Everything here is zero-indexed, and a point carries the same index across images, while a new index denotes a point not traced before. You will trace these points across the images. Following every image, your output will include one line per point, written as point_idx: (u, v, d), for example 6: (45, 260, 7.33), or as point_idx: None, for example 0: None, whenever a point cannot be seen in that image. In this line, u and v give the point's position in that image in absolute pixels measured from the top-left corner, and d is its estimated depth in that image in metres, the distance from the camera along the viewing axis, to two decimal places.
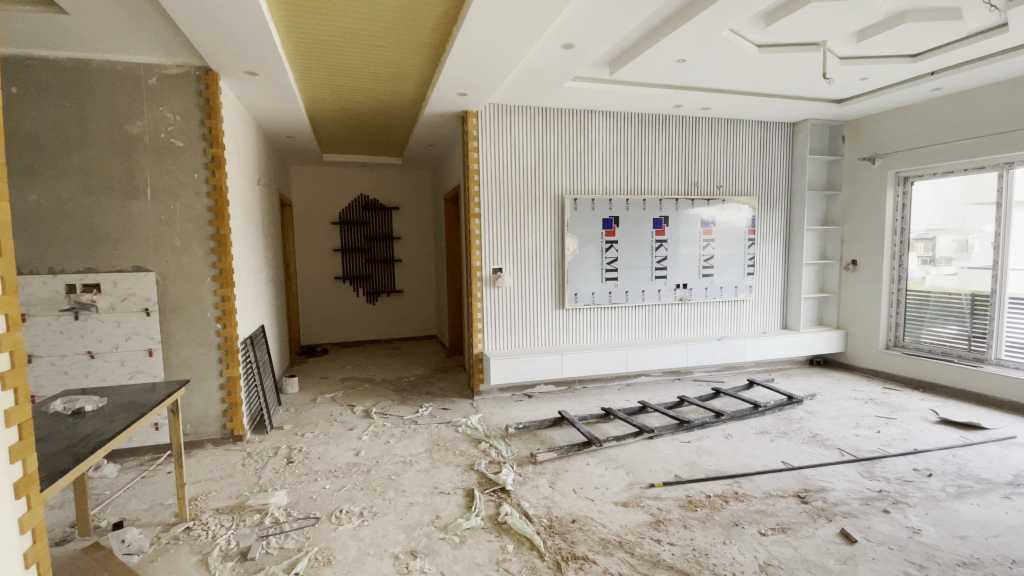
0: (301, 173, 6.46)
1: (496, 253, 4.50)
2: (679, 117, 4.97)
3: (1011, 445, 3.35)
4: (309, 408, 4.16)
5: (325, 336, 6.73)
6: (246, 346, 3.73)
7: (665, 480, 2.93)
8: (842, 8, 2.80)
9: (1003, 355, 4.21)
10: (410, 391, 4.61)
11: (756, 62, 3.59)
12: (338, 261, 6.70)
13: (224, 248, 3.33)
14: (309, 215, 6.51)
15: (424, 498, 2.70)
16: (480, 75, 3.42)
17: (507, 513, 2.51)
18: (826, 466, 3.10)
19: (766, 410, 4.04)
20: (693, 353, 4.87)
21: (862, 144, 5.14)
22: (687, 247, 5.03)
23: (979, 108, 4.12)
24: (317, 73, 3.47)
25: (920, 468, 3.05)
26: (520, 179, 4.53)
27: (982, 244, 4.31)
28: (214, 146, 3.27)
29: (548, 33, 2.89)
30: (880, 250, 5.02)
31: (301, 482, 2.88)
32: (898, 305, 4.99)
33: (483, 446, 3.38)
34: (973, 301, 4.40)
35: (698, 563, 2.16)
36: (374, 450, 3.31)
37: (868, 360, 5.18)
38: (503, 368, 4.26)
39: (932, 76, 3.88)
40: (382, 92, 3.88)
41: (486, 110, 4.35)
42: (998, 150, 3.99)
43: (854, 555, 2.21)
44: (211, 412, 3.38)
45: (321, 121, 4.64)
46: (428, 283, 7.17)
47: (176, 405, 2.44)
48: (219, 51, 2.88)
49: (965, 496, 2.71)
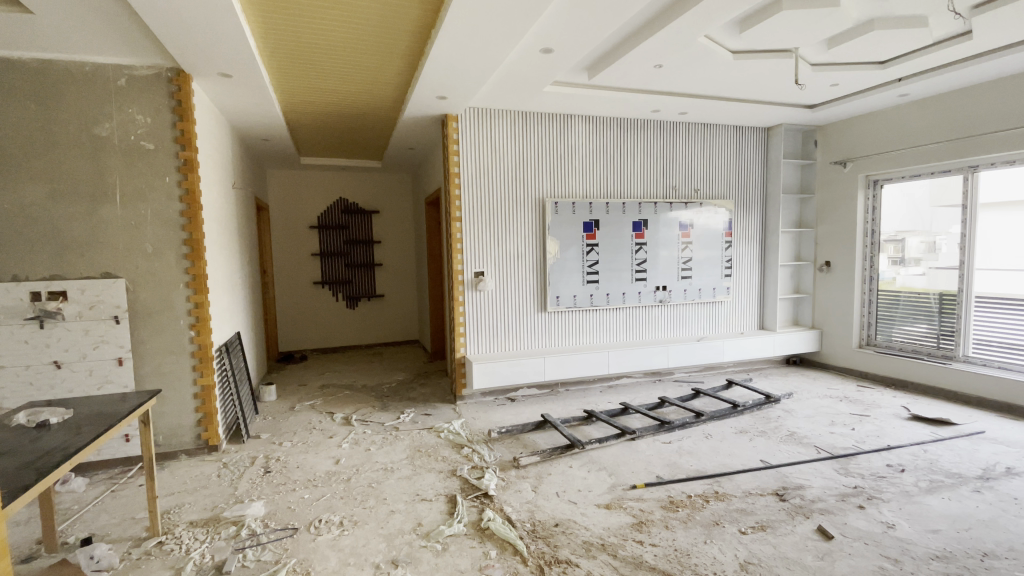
0: (278, 177, 6.35)
1: (477, 257, 4.48)
2: (657, 122, 5.03)
3: (979, 440, 3.45)
4: (287, 416, 4.08)
5: (303, 342, 6.61)
6: (221, 354, 3.64)
7: (647, 481, 2.96)
8: (813, 16, 2.86)
9: (970, 353, 4.36)
10: (391, 397, 4.55)
11: (731, 68, 3.65)
12: (317, 265, 6.60)
13: (197, 253, 3.23)
14: (286, 219, 6.40)
15: (406, 505, 2.67)
16: (459, 78, 3.40)
17: (490, 519, 2.49)
18: (803, 464, 3.16)
19: (745, 410, 4.10)
20: (673, 354, 4.92)
21: (834, 148, 5.27)
22: (666, 249, 5.10)
23: (945, 113, 4.26)
24: (292, 75, 3.41)
25: (893, 463, 3.13)
26: (501, 183, 4.52)
27: (948, 245, 4.46)
28: (186, 149, 3.18)
29: (526, 38, 2.90)
30: (852, 252, 5.15)
31: (279, 492, 2.82)
32: (870, 305, 5.14)
33: (466, 452, 3.35)
34: (941, 300, 4.54)
35: (680, 563, 2.17)
36: (354, 458, 3.26)
37: (842, 358, 5.30)
38: (485, 372, 4.24)
39: (900, 83, 4.01)
40: (359, 95, 3.83)
41: (466, 114, 4.33)
42: (964, 153, 4.12)
43: (831, 551, 2.25)
44: (185, 422, 3.29)
45: (297, 123, 4.55)
46: (410, 287, 7.11)
47: (147, 415, 2.36)
48: (191, 51, 2.80)
49: (937, 490, 2.79)
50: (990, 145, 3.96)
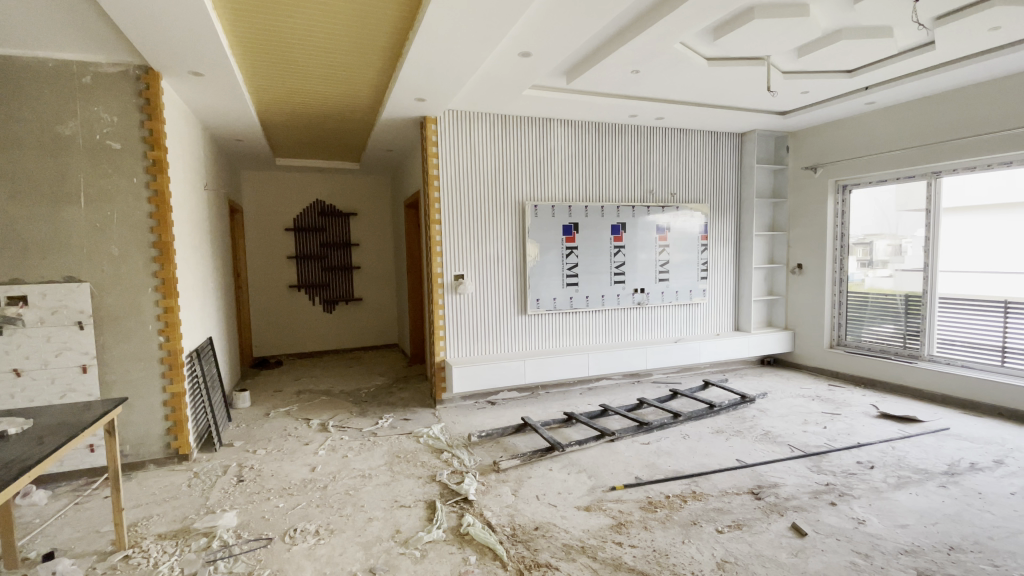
0: (252, 178, 6.21)
1: (456, 260, 4.46)
2: (634, 127, 5.10)
3: (944, 436, 3.58)
4: (262, 423, 3.98)
5: (279, 347, 6.48)
6: (192, 360, 3.54)
7: (627, 482, 2.98)
8: (785, 25, 2.93)
9: (935, 352, 4.51)
10: (369, 402, 4.49)
11: (706, 74, 3.72)
12: (293, 269, 6.48)
13: (166, 256, 3.14)
14: (261, 221, 6.27)
15: (385, 512, 2.63)
16: (437, 80, 3.39)
17: (470, 524, 2.48)
18: (777, 463, 3.22)
19: (721, 410, 4.17)
20: (652, 356, 4.98)
21: (805, 153, 5.41)
22: (644, 252, 5.16)
23: (909, 120, 4.41)
24: (266, 74, 3.34)
25: (863, 460, 3.22)
26: (480, 187, 4.51)
27: (913, 248, 4.62)
28: (154, 148, 3.08)
29: (504, 41, 2.90)
30: (823, 254, 5.30)
31: (252, 502, 2.75)
32: (841, 306, 5.29)
33: (445, 457, 3.32)
34: (906, 301, 4.70)
35: (658, 563, 2.19)
36: (331, 465, 3.20)
37: (814, 358, 5.44)
38: (465, 376, 4.21)
39: (867, 91, 4.14)
40: (336, 96, 3.78)
41: (445, 116, 4.31)
42: (929, 160, 4.27)
43: (805, 548, 2.30)
44: (154, 431, 3.18)
45: (271, 124, 4.46)
46: (388, 290, 7.03)
47: (113, 424, 2.28)
48: (160, 48, 2.73)
49: (905, 486, 2.88)
50: (952, 151, 4.11)
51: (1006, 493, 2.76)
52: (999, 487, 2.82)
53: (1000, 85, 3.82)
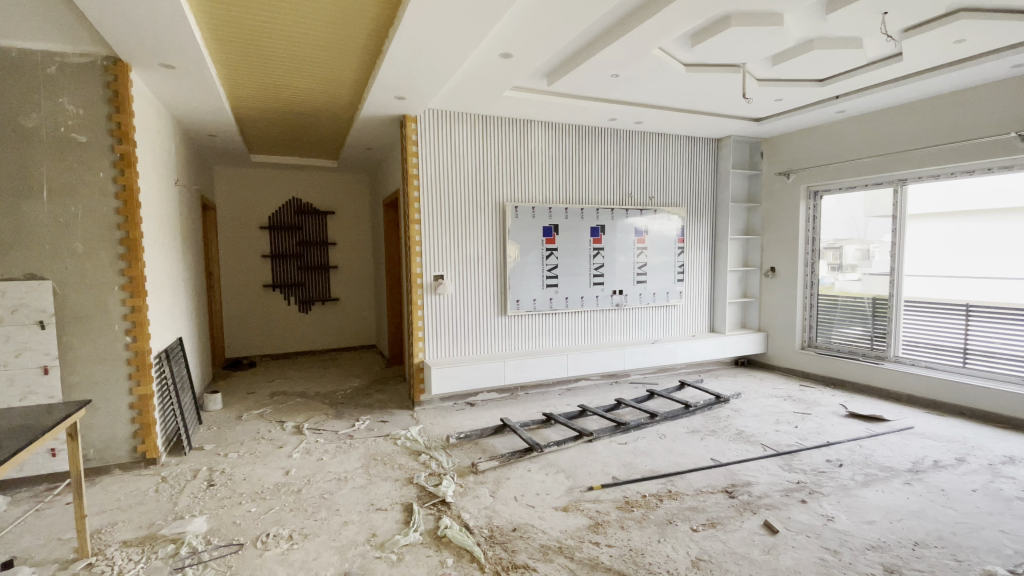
0: (226, 175, 6.07)
1: (436, 260, 4.43)
2: (614, 130, 5.15)
3: (908, 435, 3.71)
4: (234, 426, 3.89)
5: (253, 348, 6.33)
6: (161, 361, 3.43)
7: (604, 481, 3.00)
8: (760, 33, 3.00)
9: (900, 353, 4.67)
10: (346, 404, 4.43)
11: (684, 80, 3.78)
12: (268, 267, 6.34)
13: (134, 254, 3.04)
14: (235, 219, 6.13)
15: (360, 516, 2.59)
16: (417, 79, 3.36)
17: (447, 526, 2.46)
18: (750, 462, 3.29)
19: (696, 410, 4.24)
20: (630, 357, 5.03)
21: (778, 159, 5.55)
22: (623, 254, 5.21)
23: (878, 129, 4.56)
24: (241, 68, 3.27)
25: (833, 459, 3.31)
26: (461, 186, 4.49)
27: (880, 253, 4.78)
28: (123, 142, 2.99)
29: (485, 41, 2.89)
30: (795, 258, 5.44)
31: (223, 506, 2.68)
32: (812, 309, 5.43)
33: (423, 458, 3.29)
34: (874, 305, 4.86)
35: (634, 563, 2.21)
36: (305, 468, 3.14)
37: (786, 359, 5.57)
38: (443, 378, 4.18)
39: (838, 100, 4.27)
40: (314, 91, 3.72)
41: (425, 115, 4.28)
42: (896, 167, 4.42)
43: (776, 545, 2.36)
44: (119, 434, 3.07)
45: (247, 119, 4.36)
46: (366, 290, 6.94)
47: (76, 428, 2.19)
48: (129, 39, 2.64)
49: (872, 483, 2.97)
50: (918, 160, 4.26)
51: (966, 490, 2.87)
52: (961, 484, 2.93)
53: (963, 96, 3.97)
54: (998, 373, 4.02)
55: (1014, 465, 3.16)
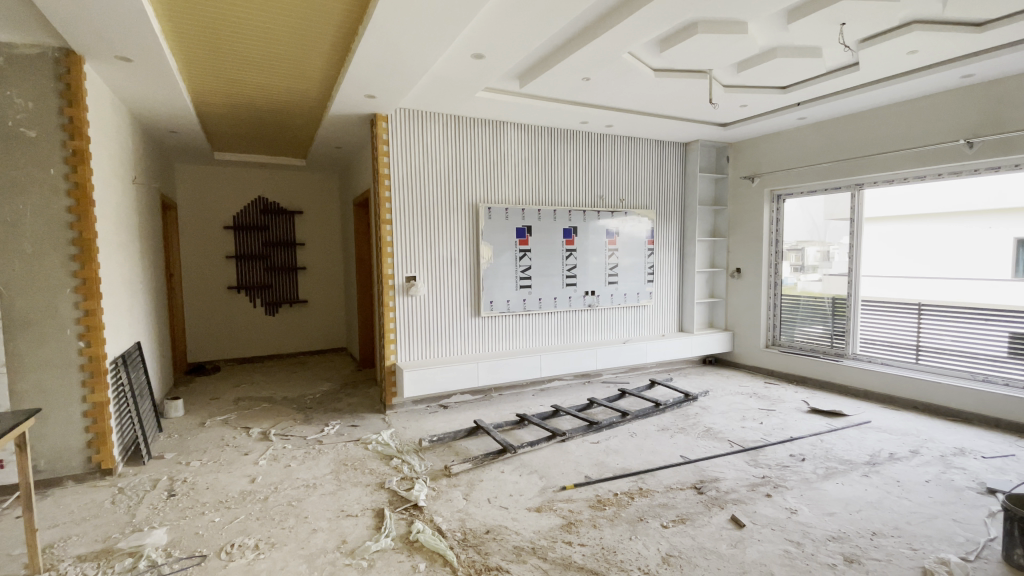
0: (188, 173, 5.87)
1: (408, 261, 4.37)
2: (585, 133, 5.21)
3: (866, 429, 3.87)
4: (196, 433, 3.75)
5: (217, 351, 6.13)
6: (117, 367, 3.28)
7: (577, 481, 3.03)
8: (725, 41, 3.08)
9: (858, 351, 4.87)
10: (315, 409, 4.34)
11: (654, 84, 3.85)
12: (232, 269, 6.15)
13: (88, 254, 2.89)
14: (197, 218, 5.92)
15: (330, 522, 2.54)
16: (388, 78, 3.31)
17: (420, 530, 2.43)
18: (718, 458, 3.37)
19: (666, 408, 4.32)
20: (601, 357, 5.09)
21: (743, 163, 5.71)
22: (595, 256, 5.27)
23: (838, 135, 4.74)
24: (203, 62, 3.17)
25: (796, 453, 3.43)
26: (433, 187, 4.46)
27: (839, 254, 4.97)
28: (76, 137, 2.84)
29: (457, 41, 2.87)
30: (759, 260, 5.60)
31: (184, 517, 2.58)
32: (776, 308, 5.61)
33: (394, 463, 3.25)
34: (833, 304, 5.05)
35: (607, 561, 2.23)
36: (272, 475, 3.06)
37: (751, 357, 5.74)
38: (415, 380, 4.13)
39: (799, 107, 4.42)
40: (280, 87, 3.62)
41: (396, 114, 4.23)
42: (855, 172, 4.60)
43: (743, 539, 2.42)
44: (72, 444, 2.92)
45: (209, 115, 4.20)
46: (336, 292, 6.81)
47: (24, 438, 2.07)
48: (81, 28, 2.51)
49: (832, 476, 3.09)
50: (875, 165, 4.45)
51: (920, 481, 3.01)
52: (915, 475, 3.08)
53: (917, 105, 4.17)
54: (948, 369, 4.23)
55: (963, 456, 3.34)
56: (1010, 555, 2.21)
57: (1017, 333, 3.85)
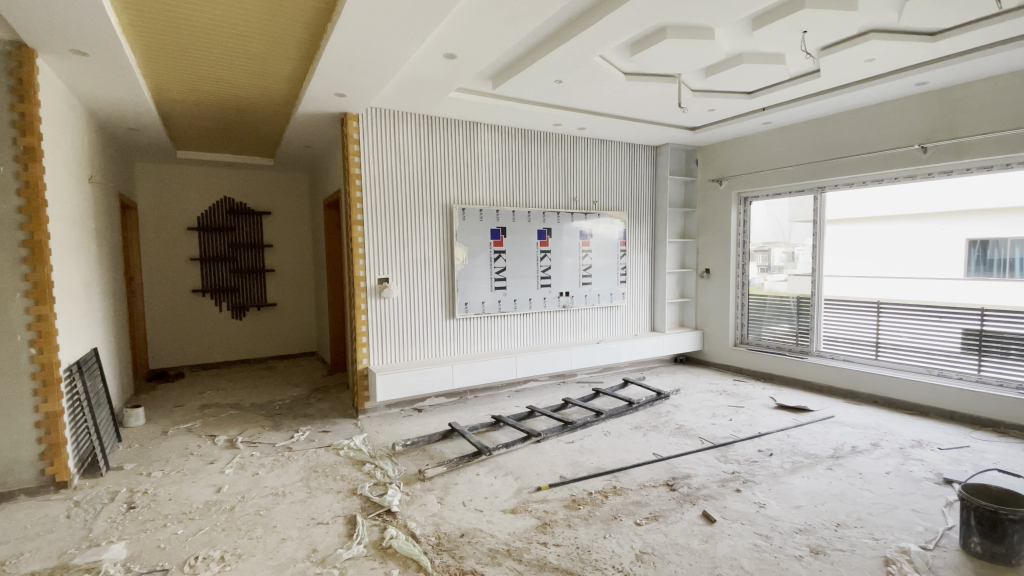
0: (149, 172, 5.66)
1: (380, 263, 4.31)
2: (558, 135, 5.25)
3: (830, 423, 4.00)
4: (158, 442, 3.62)
5: (180, 357, 5.91)
6: (72, 375, 3.13)
7: (552, 481, 3.04)
8: (694, 46, 3.14)
9: (822, 348, 5.04)
10: (284, 415, 4.23)
11: (626, 88, 3.90)
12: (197, 271, 5.95)
13: (40, 257, 2.76)
14: (159, 219, 5.71)
15: (300, 531, 2.48)
16: (359, 76, 3.26)
17: (393, 536, 2.40)
18: (690, 454, 3.43)
19: (639, 407, 4.38)
20: (576, 357, 5.12)
21: (712, 166, 5.84)
22: (569, 257, 5.31)
23: (801, 139, 4.89)
24: (163, 58, 3.06)
25: (764, 449, 3.52)
26: (406, 188, 4.41)
27: (804, 255, 5.14)
28: (27, 134, 2.71)
29: (429, 40, 2.85)
30: (727, 260, 5.74)
31: (145, 530, 2.47)
32: (743, 307, 5.76)
33: (367, 468, 3.19)
34: (798, 303, 5.21)
35: (581, 560, 2.24)
36: (239, 484, 2.97)
37: (721, 356, 5.87)
38: (388, 384, 4.07)
39: (765, 111, 4.55)
40: (245, 85, 3.53)
41: (367, 113, 4.17)
42: (817, 176, 4.76)
43: (714, 534, 2.47)
44: (23, 457, 2.77)
45: (172, 112, 4.06)
46: (306, 294, 6.68)
47: None
48: (33, 21, 2.40)
49: (799, 470, 3.18)
50: (836, 169, 4.62)
51: (881, 472, 3.13)
52: (876, 467, 3.20)
53: (874, 111, 4.34)
54: (906, 364, 4.41)
55: (921, 448, 3.48)
56: (967, 543, 2.32)
57: (969, 330, 4.04)
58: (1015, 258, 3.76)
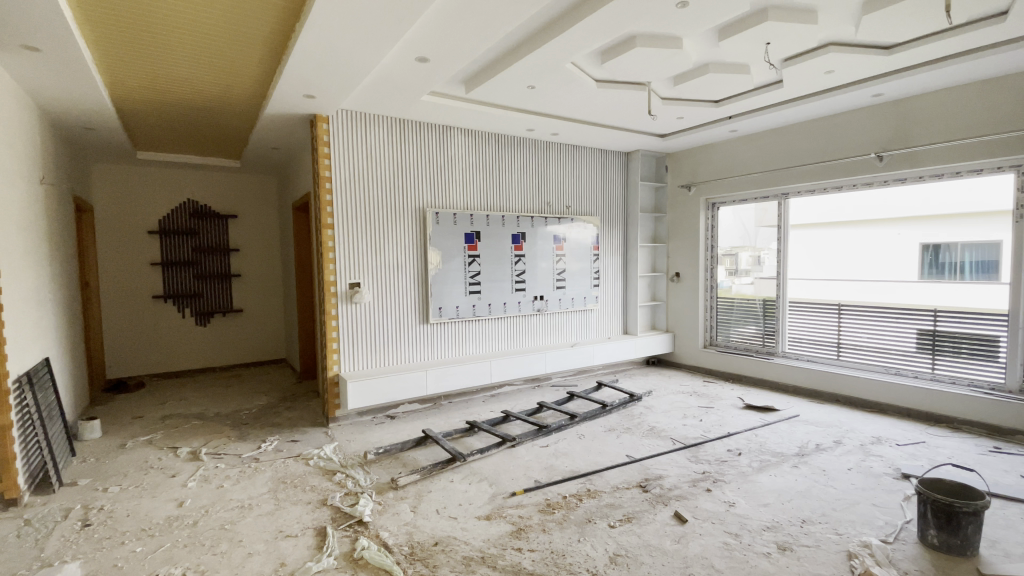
0: (107, 173, 5.43)
1: (351, 267, 4.24)
2: (531, 140, 5.28)
3: (796, 422, 4.13)
4: (116, 456, 3.46)
5: (141, 365, 5.68)
6: (21, 387, 2.97)
7: (526, 486, 3.03)
8: (663, 55, 3.21)
9: (787, 349, 5.20)
10: (251, 425, 4.11)
11: (597, 95, 3.96)
12: (158, 276, 5.73)
13: None
14: (117, 222, 5.48)
15: (267, 545, 2.40)
16: (329, 78, 3.21)
17: (365, 547, 2.35)
18: (662, 455, 3.49)
19: (613, 409, 4.43)
20: (551, 360, 5.14)
21: (681, 172, 5.97)
22: (544, 261, 5.33)
23: (766, 147, 5.05)
24: (123, 55, 2.94)
25: (733, 448, 3.60)
26: (378, 191, 4.35)
27: (769, 259, 5.31)
28: None
29: (400, 43, 2.83)
30: (696, 264, 5.88)
31: (101, 548, 2.36)
32: (712, 310, 5.90)
33: (338, 478, 3.13)
34: (764, 306, 5.37)
35: (556, 565, 2.25)
36: (203, 497, 2.86)
37: (691, 357, 5.99)
38: (360, 391, 4.00)
39: (731, 120, 4.68)
40: (210, 84, 3.43)
41: (338, 115, 4.10)
42: (782, 182, 4.92)
43: (686, 534, 2.51)
44: None
45: (132, 110, 3.90)
46: (274, 300, 6.52)
47: None
48: None
49: (766, 468, 3.27)
50: (799, 176, 4.78)
51: (843, 469, 3.25)
52: (839, 464, 3.31)
53: (833, 121, 4.52)
54: (866, 364, 4.59)
55: (880, 444, 3.63)
56: (924, 536, 2.41)
57: (924, 330, 4.22)
58: (965, 262, 3.97)
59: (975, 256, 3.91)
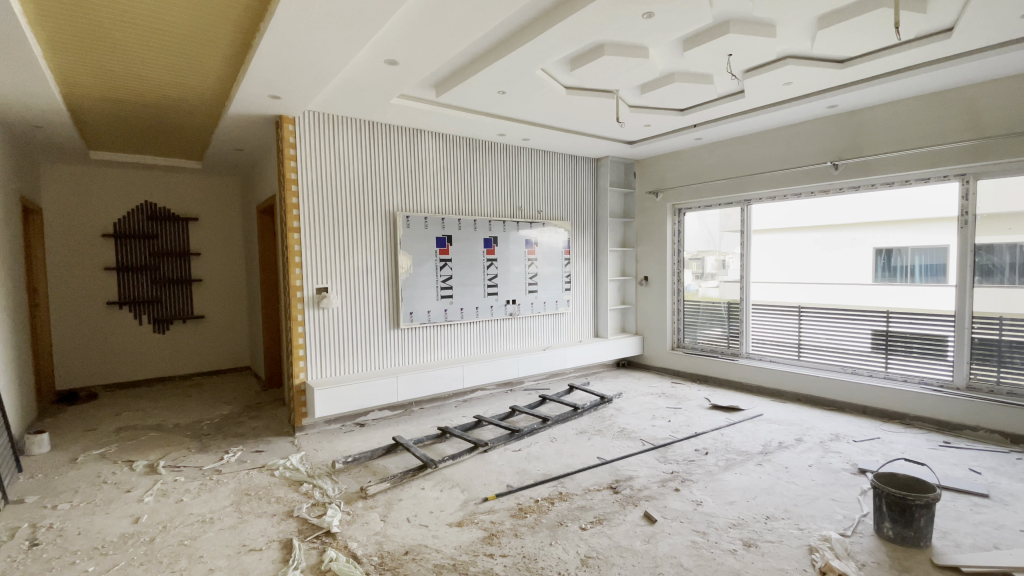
0: (58, 173, 5.16)
1: (319, 272, 4.15)
2: (501, 145, 5.30)
3: (759, 421, 4.25)
4: (66, 471, 3.28)
5: (93, 375, 5.40)
6: None
7: (498, 491, 3.03)
8: (631, 63, 3.27)
9: (751, 350, 5.36)
10: (213, 436, 3.97)
11: (567, 101, 4.01)
12: (113, 281, 5.48)
13: None
14: (68, 224, 5.21)
15: (229, 560, 2.32)
16: (295, 78, 3.15)
17: (333, 558, 2.30)
18: (632, 456, 3.54)
19: (583, 412, 4.48)
20: (523, 364, 5.15)
21: (649, 179, 6.10)
22: (516, 265, 5.35)
23: (729, 154, 5.21)
24: (75, 51, 2.82)
25: (700, 448, 3.68)
26: (346, 194, 4.28)
27: (733, 263, 5.47)
28: None
29: (368, 45, 2.80)
30: (664, 268, 6.01)
31: (49, 569, 2.23)
32: (679, 313, 6.03)
33: (305, 489, 3.05)
34: (728, 308, 5.53)
35: (528, 569, 2.25)
36: (161, 512, 2.74)
37: (659, 359, 6.10)
38: (327, 398, 3.91)
39: (697, 128, 4.81)
40: (169, 82, 3.31)
41: (304, 117, 4.02)
42: (745, 189, 5.08)
43: (655, 534, 2.55)
44: None
45: (85, 108, 3.73)
46: (238, 306, 6.33)
47: None
48: None
49: (732, 467, 3.36)
50: (761, 182, 4.95)
51: (804, 465, 3.37)
52: (801, 461, 3.43)
53: (792, 131, 4.70)
54: (824, 364, 4.78)
55: (838, 440, 3.77)
56: (880, 529, 2.52)
57: (877, 330, 4.43)
58: (916, 265, 4.14)
59: (924, 259, 4.09)
